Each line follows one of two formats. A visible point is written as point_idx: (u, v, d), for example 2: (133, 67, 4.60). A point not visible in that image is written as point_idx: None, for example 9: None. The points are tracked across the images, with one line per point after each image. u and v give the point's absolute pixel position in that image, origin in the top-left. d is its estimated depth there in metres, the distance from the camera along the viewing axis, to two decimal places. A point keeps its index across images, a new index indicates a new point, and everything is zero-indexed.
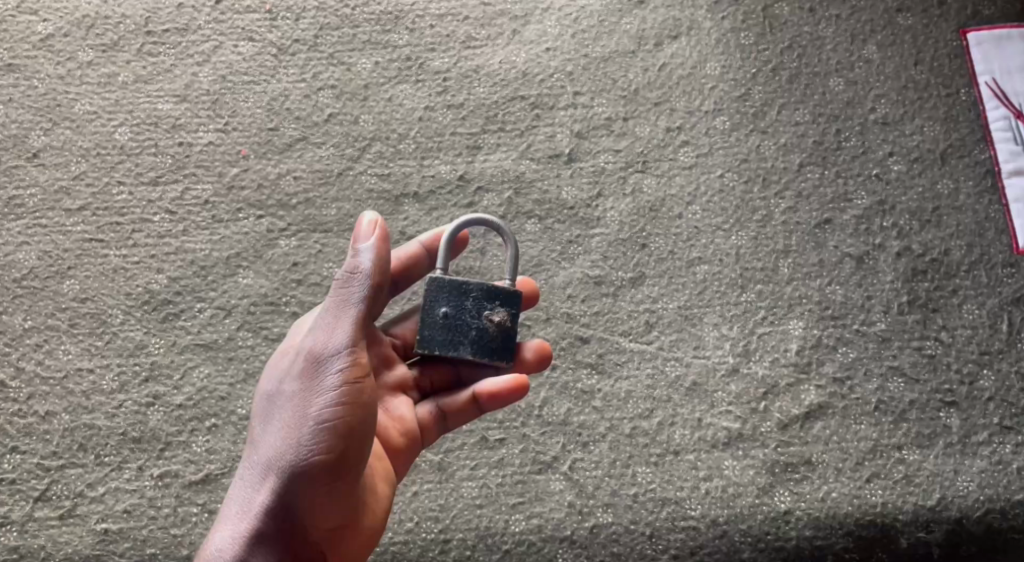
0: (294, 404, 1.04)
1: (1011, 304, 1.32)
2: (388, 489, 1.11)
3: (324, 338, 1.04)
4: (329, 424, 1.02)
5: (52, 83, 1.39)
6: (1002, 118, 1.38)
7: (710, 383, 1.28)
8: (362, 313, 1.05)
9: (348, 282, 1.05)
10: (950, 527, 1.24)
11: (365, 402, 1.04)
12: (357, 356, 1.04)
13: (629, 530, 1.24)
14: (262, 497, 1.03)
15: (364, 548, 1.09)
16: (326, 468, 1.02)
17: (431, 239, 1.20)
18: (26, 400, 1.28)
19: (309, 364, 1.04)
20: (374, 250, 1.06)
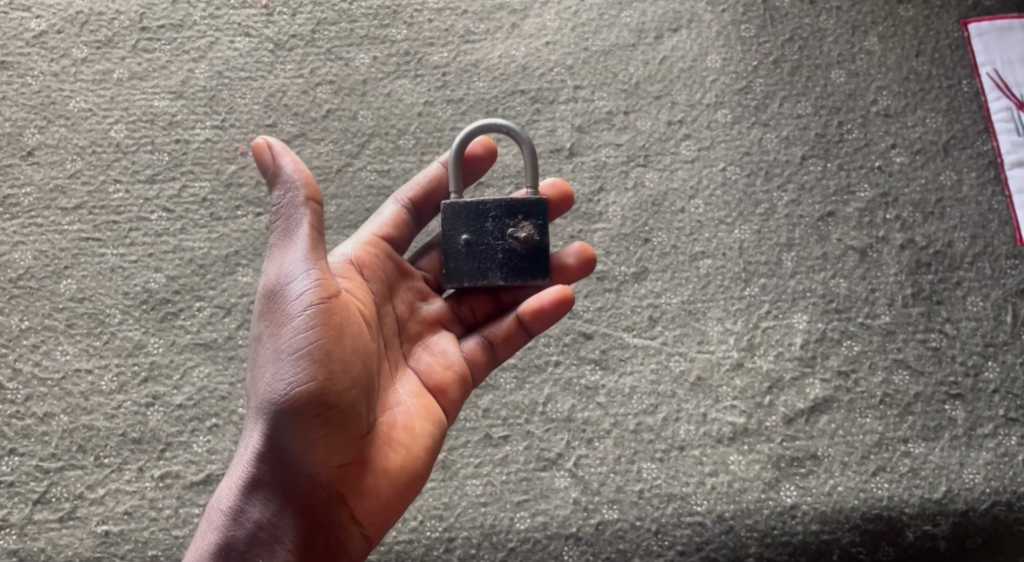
0: (266, 339, 1.02)
1: (1015, 296, 1.30)
2: (414, 424, 1.06)
3: (278, 268, 1.02)
4: (305, 349, 1.00)
5: (47, 80, 1.38)
6: (1004, 109, 1.37)
7: (715, 378, 1.27)
8: (309, 234, 1.01)
9: (285, 211, 1.02)
10: (957, 519, 1.22)
11: (340, 324, 1.01)
12: (315, 277, 1.01)
13: (635, 527, 1.22)
14: (252, 442, 1.01)
15: (388, 488, 1.04)
16: (310, 398, 0.99)
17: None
18: (24, 402, 1.25)
19: (269, 299, 1.02)
20: (292, 165, 1.01)
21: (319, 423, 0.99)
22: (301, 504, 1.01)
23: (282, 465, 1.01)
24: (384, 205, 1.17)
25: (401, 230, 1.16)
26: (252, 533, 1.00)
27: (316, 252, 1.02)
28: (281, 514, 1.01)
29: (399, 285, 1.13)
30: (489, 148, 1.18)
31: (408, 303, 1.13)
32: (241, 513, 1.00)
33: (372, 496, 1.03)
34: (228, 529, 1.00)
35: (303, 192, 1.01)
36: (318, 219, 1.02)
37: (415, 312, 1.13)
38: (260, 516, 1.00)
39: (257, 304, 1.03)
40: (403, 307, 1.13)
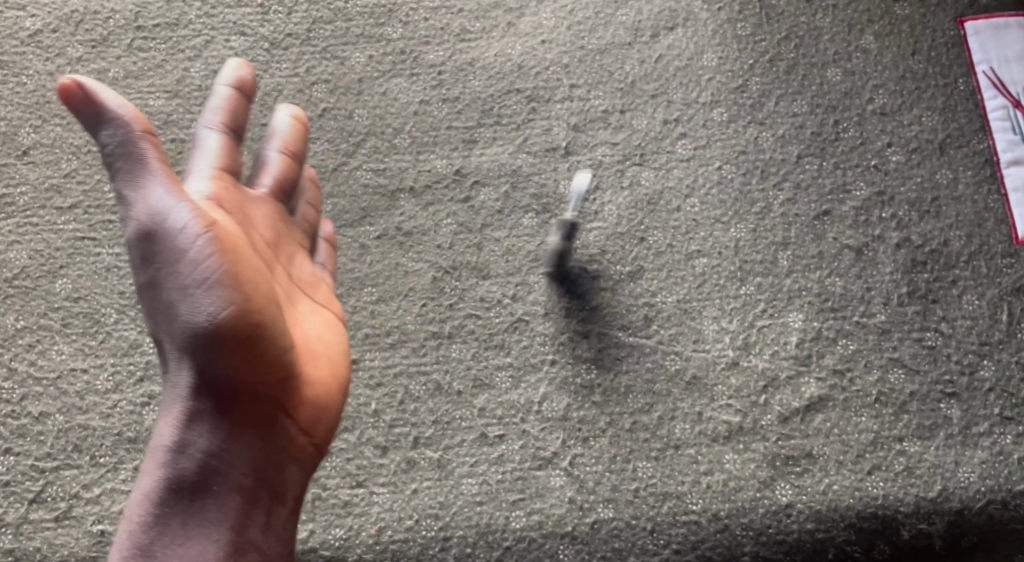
0: (162, 276, 1.01)
1: (1011, 294, 1.30)
2: (323, 333, 1.13)
3: (147, 209, 1.01)
4: (216, 276, 1.00)
5: (42, 80, 1.38)
6: (1000, 107, 1.37)
7: (710, 377, 1.27)
8: (162, 168, 1.02)
9: (123, 148, 1.01)
10: (952, 518, 1.22)
11: (234, 245, 1.02)
12: (191, 206, 1.01)
13: (630, 526, 1.22)
14: (184, 377, 1.03)
15: (318, 394, 1.09)
16: (231, 326, 1.00)
17: (234, 78, 1.11)
18: (20, 401, 1.25)
19: (145, 238, 1.01)
20: (116, 101, 1.01)
21: (245, 351, 1.01)
22: (242, 431, 1.04)
23: (213, 394, 1.03)
24: (199, 135, 1.09)
25: (233, 158, 1.10)
26: (202, 465, 1.03)
27: (173, 181, 1.02)
28: (226, 445, 1.03)
29: (256, 208, 1.12)
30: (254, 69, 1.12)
31: (272, 224, 1.13)
32: (186, 446, 1.02)
33: (304, 403, 1.08)
34: (177, 464, 1.02)
35: (134, 126, 1.01)
36: (159, 149, 1.03)
37: (280, 232, 1.14)
38: (207, 446, 1.03)
39: (134, 247, 1.02)
40: (270, 229, 1.13)
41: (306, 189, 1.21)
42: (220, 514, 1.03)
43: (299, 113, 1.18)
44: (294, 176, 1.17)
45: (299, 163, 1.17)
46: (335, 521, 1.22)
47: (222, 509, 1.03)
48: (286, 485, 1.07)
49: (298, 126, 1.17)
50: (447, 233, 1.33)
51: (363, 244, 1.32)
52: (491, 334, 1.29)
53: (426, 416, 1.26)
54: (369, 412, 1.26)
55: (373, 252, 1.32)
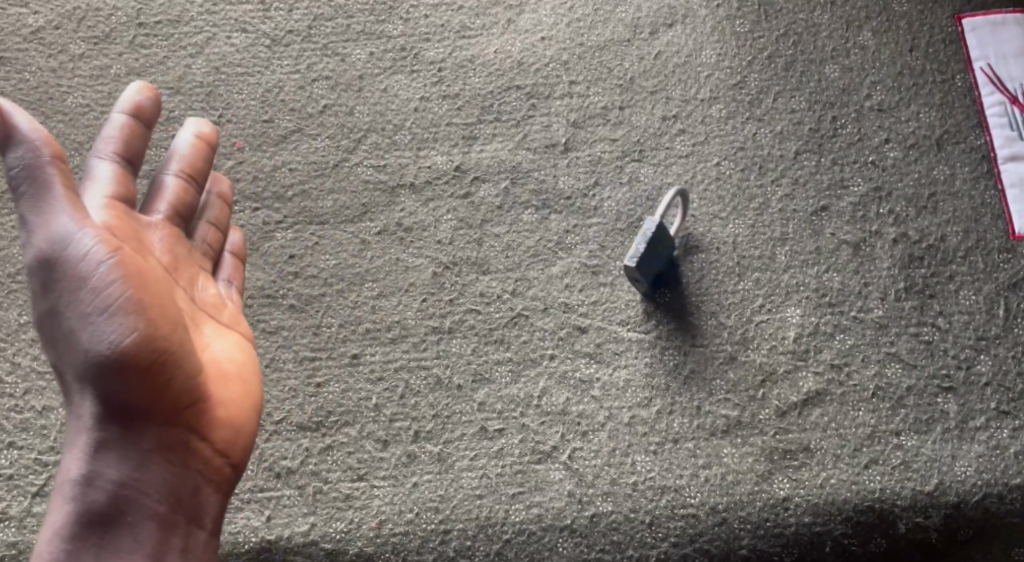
0: (63, 304, 1.01)
1: (1007, 289, 1.31)
2: (231, 355, 1.13)
3: (47, 233, 1.01)
4: (119, 302, 1.00)
5: (45, 76, 1.39)
6: (997, 104, 1.38)
7: (708, 371, 1.28)
8: (65, 192, 1.02)
9: (29, 172, 1.02)
10: (949, 511, 1.23)
11: (140, 269, 1.03)
12: (94, 231, 1.01)
13: (629, 519, 1.23)
14: (87, 407, 1.02)
15: (230, 417, 1.10)
16: (134, 349, 1.00)
17: (132, 105, 1.11)
18: (23, 396, 1.26)
19: (46, 265, 1.01)
20: (27, 124, 1.02)
21: (150, 373, 1.02)
22: (151, 457, 1.04)
23: (119, 420, 1.03)
24: (94, 165, 1.09)
25: (125, 186, 1.10)
26: (114, 494, 1.02)
27: (77, 207, 1.02)
28: (136, 472, 1.03)
29: (150, 234, 1.12)
30: (156, 95, 1.12)
31: (168, 248, 1.13)
32: (95, 478, 1.02)
33: (212, 424, 1.08)
34: (86, 497, 1.01)
35: (43, 149, 1.02)
36: (67, 174, 1.03)
37: (179, 256, 1.14)
38: (118, 476, 1.02)
39: (34, 274, 1.02)
40: (166, 254, 1.12)
41: (212, 207, 1.20)
42: (136, 544, 1.02)
43: (206, 132, 1.18)
44: (193, 198, 1.16)
45: (199, 184, 1.17)
46: (335, 515, 1.23)
47: (138, 539, 1.02)
48: (203, 509, 1.07)
49: (201, 146, 1.17)
50: (447, 228, 1.34)
51: (363, 239, 1.33)
52: (491, 329, 1.30)
53: (426, 410, 1.27)
54: (369, 406, 1.27)
55: (373, 247, 1.33)
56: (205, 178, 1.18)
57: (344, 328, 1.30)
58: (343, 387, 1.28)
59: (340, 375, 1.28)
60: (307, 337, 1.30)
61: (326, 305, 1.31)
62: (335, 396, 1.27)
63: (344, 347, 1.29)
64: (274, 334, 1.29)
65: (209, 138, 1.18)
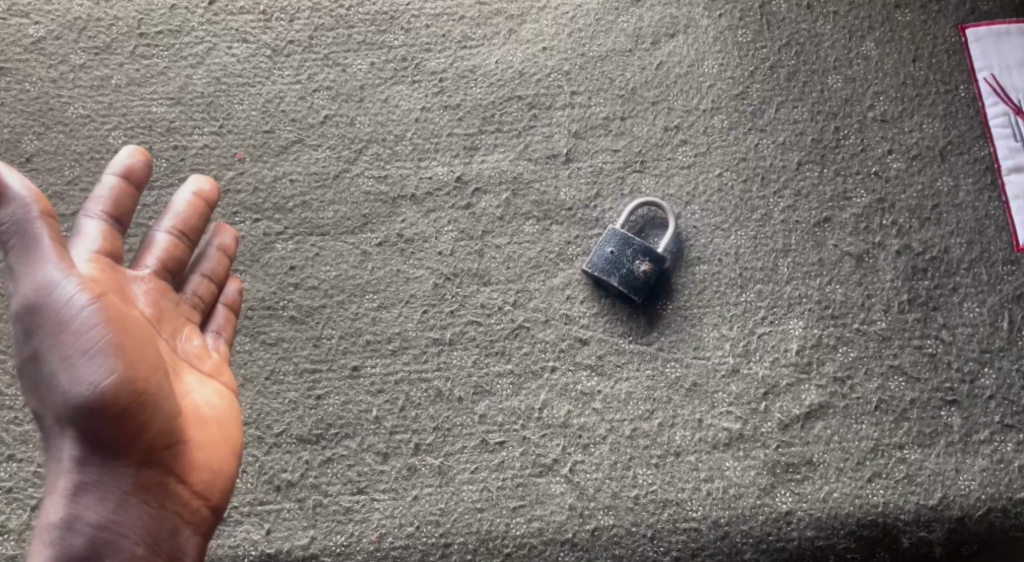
0: (46, 349, 1.01)
1: (1011, 302, 1.30)
2: (214, 399, 1.11)
3: (33, 285, 1.02)
4: (100, 345, 1.00)
5: (46, 87, 1.38)
6: (1001, 114, 1.37)
7: (710, 384, 1.27)
8: (54, 243, 1.03)
9: (20, 227, 1.03)
10: (952, 525, 1.23)
11: (122, 314, 1.03)
12: (78, 278, 1.02)
13: (631, 532, 1.23)
14: (67, 451, 1.02)
15: (210, 460, 1.08)
16: (113, 391, 1.00)
17: (124, 166, 1.11)
18: (23, 408, 1.27)
19: (30, 313, 1.02)
20: (20, 184, 1.03)
21: (129, 415, 1.01)
22: (130, 499, 1.03)
23: (98, 464, 1.02)
24: (83, 223, 1.09)
25: (113, 243, 1.09)
26: (93, 536, 1.02)
27: (64, 256, 1.03)
28: (115, 514, 1.02)
29: (135, 287, 1.11)
30: (149, 158, 1.13)
31: (152, 300, 1.12)
32: (75, 520, 1.02)
33: (192, 466, 1.07)
34: (67, 539, 1.01)
35: (32, 207, 1.03)
36: (56, 228, 1.04)
37: (164, 308, 1.13)
38: (98, 518, 1.02)
39: (18, 322, 1.02)
40: (149, 306, 1.11)
41: (210, 260, 1.19)
42: None
43: (205, 190, 1.17)
44: (184, 254, 1.16)
45: (192, 241, 1.16)
46: (335, 528, 1.23)
47: None
48: (182, 550, 1.06)
49: (197, 205, 1.16)
50: (448, 240, 1.33)
51: (364, 251, 1.33)
52: (492, 341, 1.29)
53: (426, 423, 1.26)
54: (370, 419, 1.26)
55: (374, 259, 1.32)
56: (199, 235, 1.17)
57: (344, 340, 1.29)
58: (343, 399, 1.27)
59: (340, 388, 1.28)
60: (307, 349, 1.29)
61: (326, 316, 1.30)
62: (335, 408, 1.27)
63: (344, 359, 1.29)
64: (273, 347, 1.29)
65: (208, 197, 1.17)
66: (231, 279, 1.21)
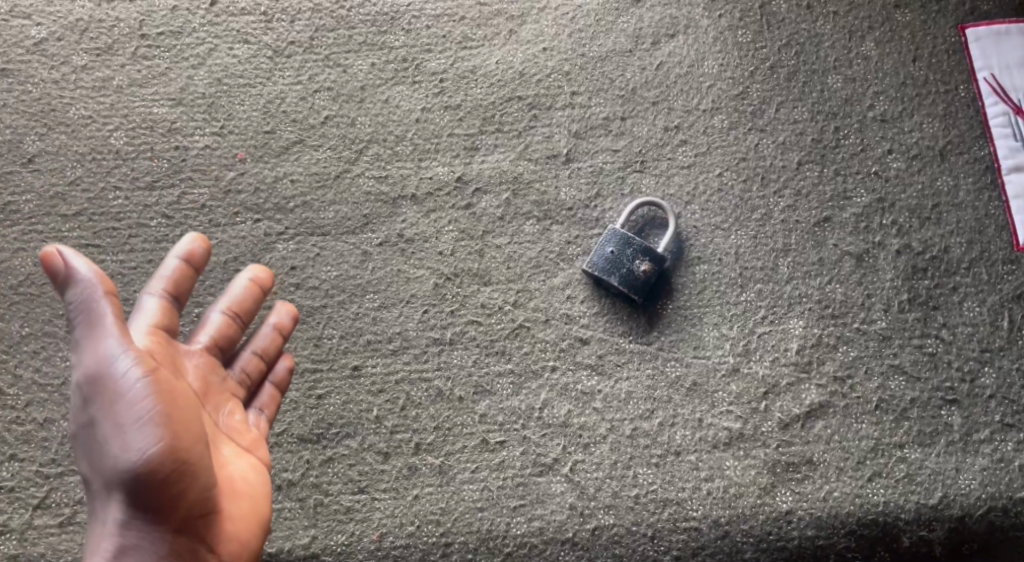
0: (101, 416, 1.01)
1: (1012, 301, 1.30)
2: (249, 473, 1.12)
3: (95, 358, 1.01)
4: (152, 416, 1.01)
5: (47, 88, 1.39)
6: (1001, 114, 1.37)
7: (711, 384, 1.27)
8: (119, 320, 1.02)
9: (87, 303, 1.02)
10: (953, 525, 1.23)
11: (174, 387, 1.03)
12: (136, 351, 1.02)
13: (631, 532, 1.23)
14: (111, 515, 1.02)
15: (240, 532, 1.08)
16: (161, 461, 1.00)
17: (186, 251, 1.10)
18: (25, 408, 1.27)
19: (89, 382, 1.02)
20: (88, 268, 1.02)
21: (174, 483, 1.01)
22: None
23: (139, 532, 1.02)
24: (143, 299, 1.09)
25: (169, 322, 1.10)
26: None
27: (125, 330, 1.02)
28: None
29: (184, 361, 1.11)
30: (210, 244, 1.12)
31: (199, 374, 1.12)
32: None
33: (223, 537, 1.07)
34: None
35: (100, 288, 1.02)
36: (119, 308, 1.03)
37: (210, 382, 1.13)
38: None
39: (77, 388, 1.02)
40: (197, 380, 1.12)
41: (262, 338, 1.19)
42: None
43: (261, 277, 1.18)
44: (237, 334, 1.16)
45: (243, 323, 1.17)
46: (336, 527, 1.23)
47: None
48: None
49: (253, 289, 1.17)
50: (448, 239, 1.33)
51: (364, 251, 1.33)
52: (492, 340, 1.30)
53: (427, 422, 1.27)
54: (371, 418, 1.27)
55: (374, 259, 1.33)
56: (251, 316, 1.17)
57: (344, 340, 1.30)
58: (343, 399, 1.27)
59: (340, 387, 1.28)
60: (307, 349, 1.29)
61: (327, 316, 1.30)
62: (336, 408, 1.27)
63: (345, 359, 1.29)
64: None
65: (263, 283, 1.18)
66: (284, 357, 1.20)
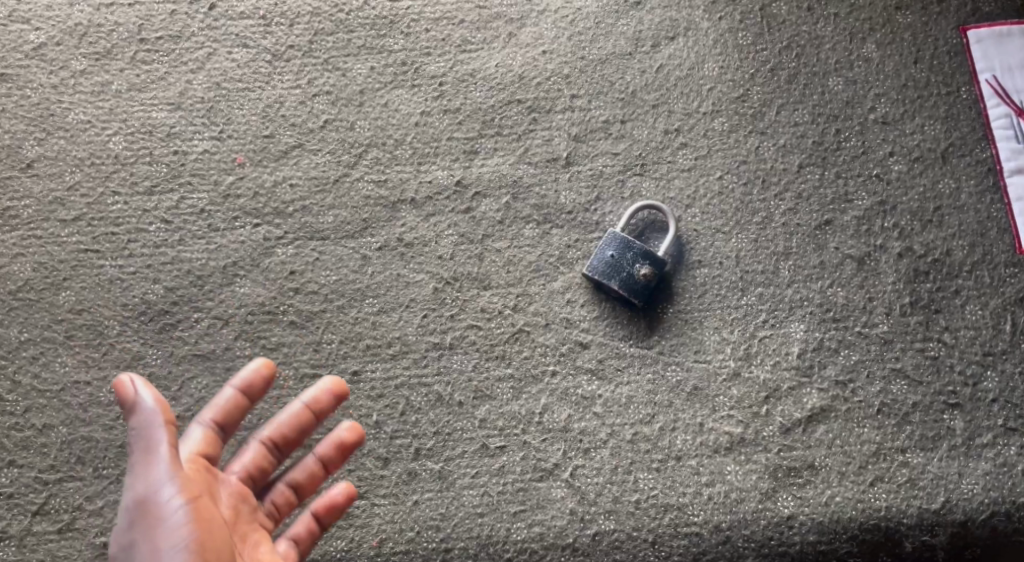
0: (141, 541, 1.03)
1: (1014, 304, 1.30)
2: None
3: (145, 484, 1.04)
4: (188, 543, 1.03)
5: (46, 92, 1.38)
6: (1003, 116, 1.36)
7: (711, 388, 1.27)
8: (173, 449, 1.05)
9: (145, 428, 1.05)
10: (955, 530, 1.23)
11: (213, 519, 1.05)
12: (182, 479, 1.05)
13: (632, 537, 1.23)
14: None
15: None
16: None
17: (243, 379, 1.14)
18: (23, 414, 1.27)
19: (136, 506, 1.04)
20: (151, 396, 1.05)
21: None
22: None
23: None
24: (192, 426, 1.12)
25: (213, 451, 1.12)
26: None
27: (176, 460, 1.05)
28: None
29: (220, 490, 1.11)
30: (269, 373, 1.15)
31: (233, 504, 1.12)
32: None
33: None
34: None
35: (161, 416, 1.05)
36: (175, 436, 1.06)
37: (242, 513, 1.12)
38: None
39: (123, 512, 1.05)
40: (229, 509, 1.11)
41: (306, 465, 1.17)
42: None
43: (316, 401, 1.17)
44: (275, 463, 1.16)
45: (285, 452, 1.16)
46: (335, 533, 1.23)
47: None
48: None
49: (304, 415, 1.16)
50: (448, 243, 1.33)
51: (364, 255, 1.33)
52: (492, 345, 1.29)
53: (426, 428, 1.26)
54: (370, 424, 1.26)
55: (374, 263, 1.32)
56: (297, 444, 1.17)
57: (344, 345, 1.29)
58: (343, 405, 1.27)
59: None
60: (307, 354, 1.29)
61: (327, 321, 1.30)
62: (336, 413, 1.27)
63: (344, 364, 1.28)
64: (274, 353, 1.29)
65: (316, 409, 1.17)
66: (340, 486, 1.16)
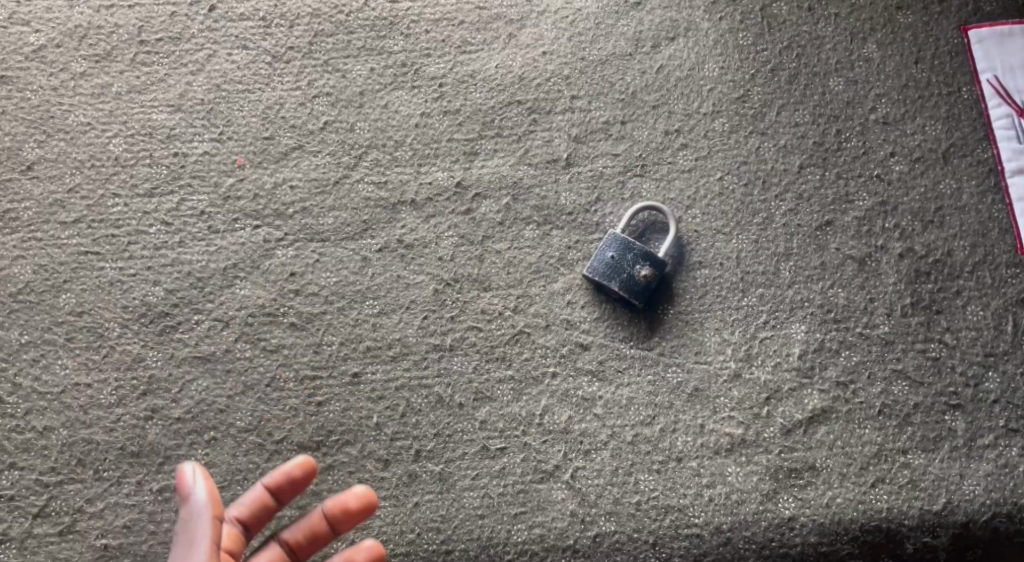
0: None
1: (1016, 305, 1.29)
2: None
3: None
4: None
5: (46, 95, 1.38)
6: (1004, 117, 1.36)
7: (712, 389, 1.27)
8: (212, 546, 1.08)
9: (192, 520, 1.08)
10: (957, 531, 1.23)
11: None
12: None
13: (633, 539, 1.23)
14: None
15: None
16: None
17: (274, 479, 1.19)
18: (24, 416, 1.27)
19: None
20: (204, 488, 1.09)
21: None
22: None
23: None
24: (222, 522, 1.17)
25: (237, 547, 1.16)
26: None
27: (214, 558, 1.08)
28: None
29: None
30: (302, 476, 1.20)
31: None
32: None
33: None
34: None
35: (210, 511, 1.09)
36: (218, 534, 1.09)
37: None
38: None
39: None
40: None
41: None
42: None
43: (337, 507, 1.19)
44: None
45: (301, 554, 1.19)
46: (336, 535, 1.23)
47: None
48: None
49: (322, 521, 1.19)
50: (448, 245, 1.33)
51: (364, 257, 1.32)
52: (493, 346, 1.29)
53: (427, 429, 1.26)
54: (371, 426, 1.26)
55: (374, 265, 1.32)
56: (313, 547, 1.19)
57: (344, 346, 1.29)
58: (344, 407, 1.27)
59: (341, 394, 1.27)
60: (307, 356, 1.29)
61: (327, 323, 1.30)
62: (336, 415, 1.27)
63: (344, 366, 1.28)
64: (274, 355, 1.29)
65: (336, 516, 1.19)
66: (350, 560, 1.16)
